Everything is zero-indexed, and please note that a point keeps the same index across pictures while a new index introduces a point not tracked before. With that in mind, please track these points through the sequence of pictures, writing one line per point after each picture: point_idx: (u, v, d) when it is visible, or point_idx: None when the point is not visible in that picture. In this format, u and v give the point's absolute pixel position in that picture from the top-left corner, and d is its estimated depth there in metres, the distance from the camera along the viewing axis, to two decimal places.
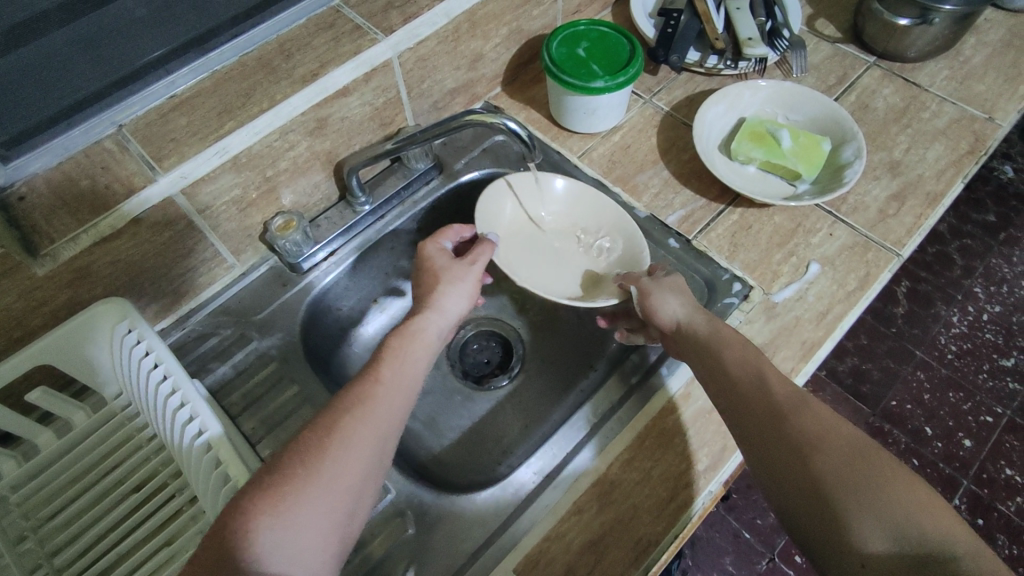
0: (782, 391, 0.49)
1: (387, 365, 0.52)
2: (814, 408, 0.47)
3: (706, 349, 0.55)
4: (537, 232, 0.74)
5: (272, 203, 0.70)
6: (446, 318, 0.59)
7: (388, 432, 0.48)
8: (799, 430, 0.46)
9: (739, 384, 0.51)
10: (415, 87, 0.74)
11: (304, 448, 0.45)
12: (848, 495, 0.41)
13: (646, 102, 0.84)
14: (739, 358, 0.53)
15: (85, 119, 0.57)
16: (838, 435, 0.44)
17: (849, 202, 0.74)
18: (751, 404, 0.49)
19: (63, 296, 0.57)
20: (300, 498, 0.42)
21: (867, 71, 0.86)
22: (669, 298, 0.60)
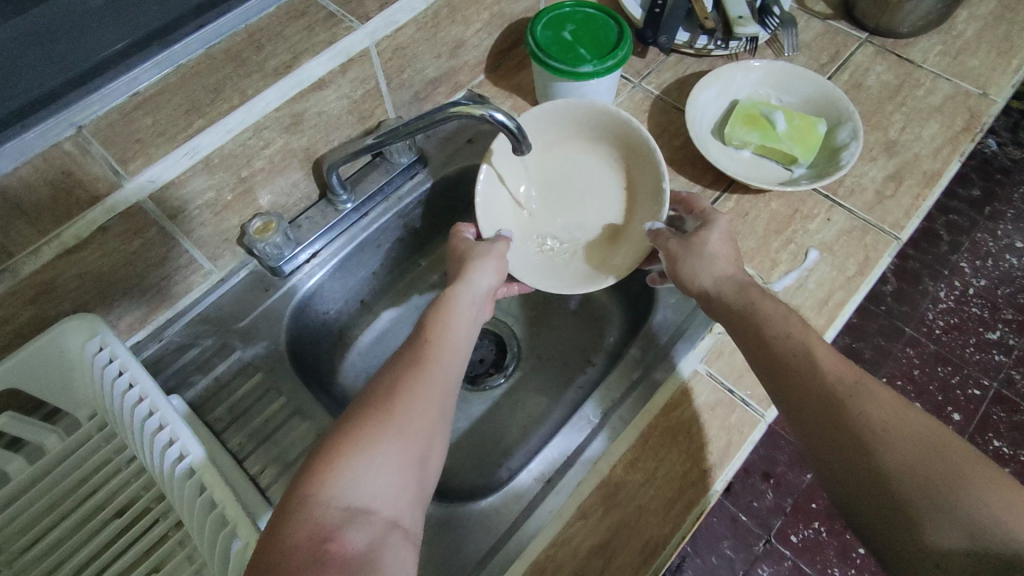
0: (834, 370, 0.48)
1: (437, 329, 0.52)
2: (874, 392, 0.46)
3: (749, 319, 0.54)
4: (543, 188, 0.73)
5: (248, 205, 0.66)
6: (479, 290, 0.58)
7: (451, 392, 0.47)
8: (861, 416, 0.45)
9: (786, 364, 0.50)
10: (395, 77, 0.70)
11: (365, 407, 0.43)
12: (920, 494, 0.41)
13: (635, 86, 0.81)
14: (782, 332, 0.52)
15: (41, 120, 0.51)
16: (907, 423, 0.44)
17: (846, 184, 0.72)
18: (800, 385, 0.49)
19: (27, 314, 0.53)
20: (371, 446, 0.40)
21: (860, 48, 0.83)
22: (702, 264, 0.60)
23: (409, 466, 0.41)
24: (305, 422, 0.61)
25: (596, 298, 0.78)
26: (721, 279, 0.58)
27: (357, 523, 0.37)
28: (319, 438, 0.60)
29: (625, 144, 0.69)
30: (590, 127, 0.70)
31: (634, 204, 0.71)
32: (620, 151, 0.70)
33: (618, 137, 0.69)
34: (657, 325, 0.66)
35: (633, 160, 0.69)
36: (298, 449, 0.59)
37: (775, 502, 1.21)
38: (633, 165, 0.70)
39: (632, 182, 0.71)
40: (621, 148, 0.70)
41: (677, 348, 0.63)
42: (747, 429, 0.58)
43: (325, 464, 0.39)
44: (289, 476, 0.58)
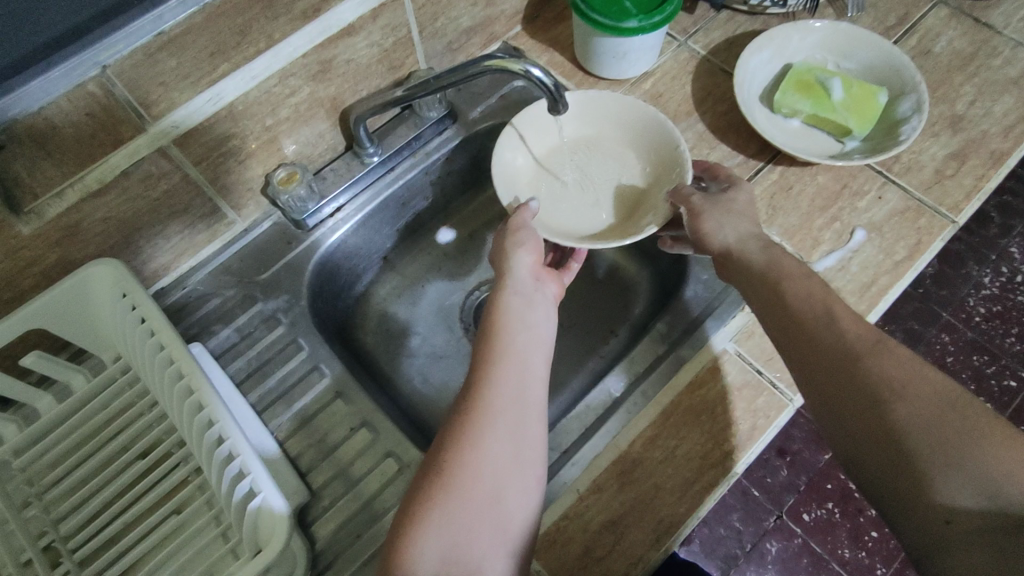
0: (856, 332, 0.46)
1: (491, 343, 0.50)
2: (893, 349, 0.44)
3: (763, 279, 0.53)
4: (554, 170, 0.67)
5: (273, 154, 0.65)
6: (522, 279, 0.54)
7: (508, 415, 0.45)
8: (877, 374, 0.43)
9: (801, 327, 0.48)
10: (428, 26, 0.67)
11: (436, 455, 0.43)
12: (935, 450, 0.40)
13: (681, 45, 0.76)
14: (802, 293, 0.50)
15: (65, 58, 0.47)
16: (926, 382, 0.42)
17: (902, 160, 0.67)
18: (817, 348, 0.47)
19: (53, 256, 0.53)
20: (435, 504, 0.41)
21: (932, 10, 0.77)
22: (726, 222, 0.57)
23: (475, 515, 0.41)
24: (323, 377, 0.61)
25: (624, 267, 0.75)
26: (744, 238, 0.56)
27: None
28: (337, 394, 0.60)
29: (636, 121, 0.66)
30: (605, 117, 0.68)
31: (652, 179, 0.65)
32: (633, 133, 0.67)
33: (634, 129, 0.66)
34: (688, 300, 0.63)
35: (650, 148, 0.66)
36: (317, 404, 0.60)
37: (790, 479, 1.09)
38: (648, 144, 0.66)
39: (650, 163, 0.66)
40: (637, 139, 0.67)
41: (706, 325, 0.60)
42: (773, 414, 0.57)
43: (396, 537, 0.40)
44: (307, 431, 0.58)
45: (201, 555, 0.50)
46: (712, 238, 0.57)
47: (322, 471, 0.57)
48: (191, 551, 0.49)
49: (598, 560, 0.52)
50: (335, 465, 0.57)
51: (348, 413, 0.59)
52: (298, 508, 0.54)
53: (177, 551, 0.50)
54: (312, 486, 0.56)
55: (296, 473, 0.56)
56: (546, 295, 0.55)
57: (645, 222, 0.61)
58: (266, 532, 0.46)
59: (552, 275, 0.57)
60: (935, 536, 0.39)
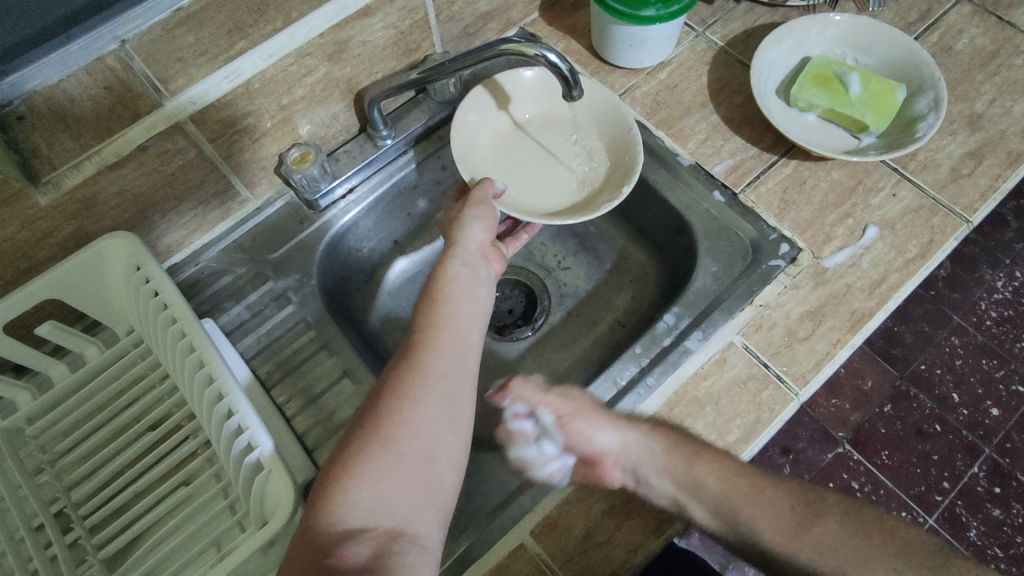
0: (737, 478, 0.53)
1: (435, 309, 0.50)
2: (816, 526, 0.49)
3: (654, 464, 0.54)
4: (515, 145, 0.68)
5: (288, 133, 0.65)
6: (470, 250, 0.55)
7: (446, 384, 0.45)
8: (795, 562, 0.49)
9: (744, 530, 0.52)
10: (445, 9, 0.67)
11: (372, 414, 0.43)
12: None
13: (698, 35, 0.75)
14: (714, 469, 0.53)
15: (84, 32, 0.47)
16: (819, 524, 0.49)
17: (918, 158, 0.67)
18: (723, 506, 0.52)
19: (69, 228, 0.54)
20: (367, 462, 0.41)
21: (955, 7, 0.76)
22: (603, 428, 0.55)
23: (404, 476, 0.41)
24: (332, 356, 0.61)
25: (634, 257, 0.75)
26: (627, 437, 0.55)
27: (356, 540, 0.37)
28: (345, 373, 0.61)
29: (592, 104, 0.67)
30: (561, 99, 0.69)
31: (607, 159, 0.67)
32: (591, 115, 0.68)
33: (604, 122, 0.67)
34: (695, 293, 0.63)
35: (613, 143, 0.66)
36: (323, 383, 0.60)
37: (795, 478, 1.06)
38: (606, 126, 0.67)
39: (609, 144, 0.67)
40: (601, 130, 0.68)
41: (713, 318, 0.60)
42: (778, 408, 0.57)
43: (324, 493, 0.40)
44: (314, 409, 0.59)
45: (208, 525, 0.50)
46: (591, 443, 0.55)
47: (328, 449, 0.57)
48: (198, 522, 0.50)
49: (599, 544, 0.53)
50: None
51: (354, 393, 0.60)
52: (304, 485, 0.54)
53: (184, 522, 0.51)
54: (319, 463, 0.57)
55: (303, 449, 0.56)
56: (490, 271, 0.56)
57: (603, 200, 0.63)
58: (274, 503, 0.47)
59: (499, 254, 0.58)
60: None
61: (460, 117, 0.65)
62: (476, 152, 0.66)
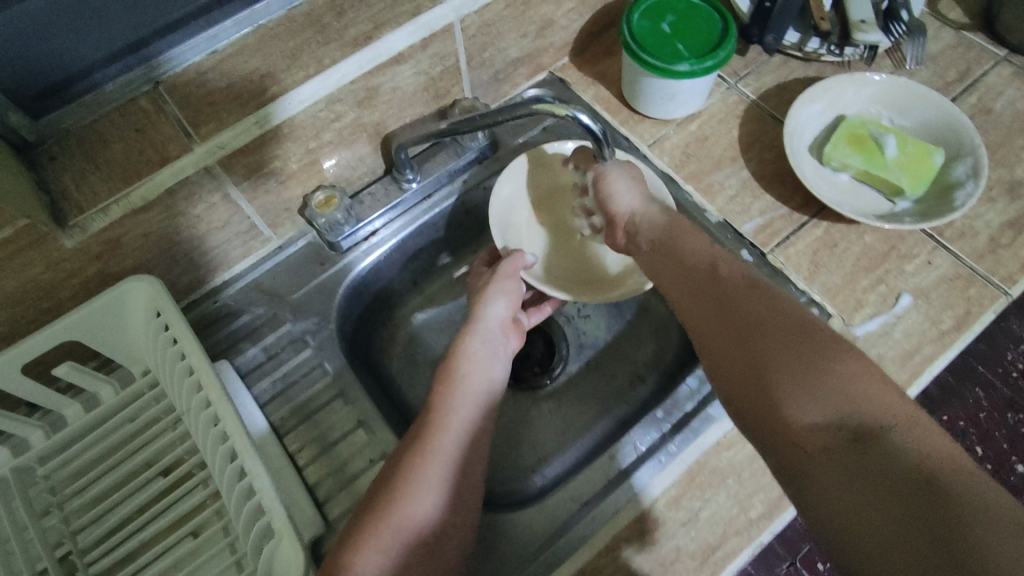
0: (698, 243, 0.48)
1: (450, 389, 0.52)
2: (759, 286, 0.43)
3: (654, 225, 0.51)
4: (551, 218, 0.70)
5: (313, 175, 0.65)
6: (489, 326, 0.57)
7: (456, 466, 0.48)
8: (737, 309, 0.42)
9: (682, 268, 0.47)
10: (476, 55, 0.67)
11: (385, 495, 0.45)
12: (771, 334, 0.40)
13: (730, 87, 0.74)
14: (694, 230, 0.50)
15: (121, 74, 0.50)
16: (784, 302, 0.42)
17: (955, 225, 0.65)
18: (684, 271, 0.47)
19: (93, 268, 0.54)
20: (378, 547, 0.42)
21: (995, 67, 0.74)
22: (625, 184, 0.55)
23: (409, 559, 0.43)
24: (347, 405, 0.60)
25: (656, 308, 0.74)
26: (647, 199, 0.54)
27: None
28: (360, 424, 0.59)
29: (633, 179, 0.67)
30: None
31: None
32: None
33: None
34: None
35: None
36: (339, 432, 0.59)
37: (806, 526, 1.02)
38: None
39: None
40: None
41: None
42: None
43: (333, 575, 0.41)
44: (327, 459, 0.58)
45: None
46: (613, 198, 0.55)
47: (339, 502, 0.56)
48: None
49: None
50: (353, 497, 0.56)
51: (368, 445, 0.58)
52: (313, 541, 0.53)
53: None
54: (328, 517, 0.55)
55: (313, 501, 0.55)
56: (506, 350, 0.58)
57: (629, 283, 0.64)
58: (281, 571, 0.45)
59: (517, 328, 0.61)
60: (790, 454, 0.37)
61: (498, 187, 0.66)
62: (511, 221, 0.67)
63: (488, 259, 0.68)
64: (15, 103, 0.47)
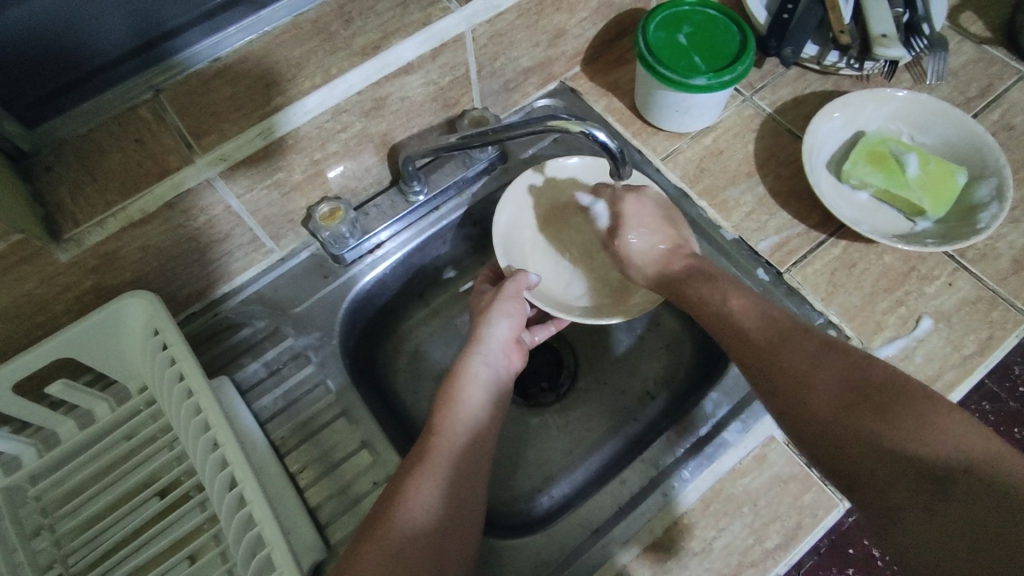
0: (745, 311, 0.51)
1: (449, 408, 0.51)
2: (800, 341, 0.47)
3: (693, 300, 0.55)
4: (559, 234, 0.68)
5: (318, 186, 0.63)
6: (492, 347, 0.56)
7: (458, 483, 0.47)
8: (787, 369, 0.45)
9: (732, 337, 0.50)
10: (487, 65, 0.65)
11: (379, 513, 0.44)
12: (839, 391, 0.43)
13: (746, 100, 0.72)
14: (739, 298, 0.52)
15: (120, 81, 0.48)
16: (842, 357, 0.45)
17: (978, 246, 0.63)
18: (741, 344, 0.49)
19: (89, 281, 0.52)
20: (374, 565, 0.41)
21: (1018, 83, 0.72)
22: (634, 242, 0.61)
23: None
24: (350, 424, 0.58)
25: (666, 325, 0.72)
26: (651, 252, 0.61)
27: None
28: (363, 444, 0.58)
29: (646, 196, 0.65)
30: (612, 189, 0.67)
31: None
32: None
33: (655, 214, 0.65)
34: (732, 378, 0.59)
35: None
36: (341, 451, 0.57)
37: None
38: None
39: None
40: None
41: (754, 408, 0.57)
42: (821, 513, 0.53)
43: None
44: (329, 480, 0.56)
45: None
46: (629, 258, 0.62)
47: (340, 525, 0.54)
48: None
49: None
50: (355, 521, 0.54)
51: (371, 466, 0.56)
52: (313, 567, 0.51)
53: None
54: (329, 541, 0.53)
55: (314, 525, 0.53)
56: (508, 371, 0.57)
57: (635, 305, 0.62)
58: None
59: (520, 347, 0.59)
60: (880, 508, 0.39)
61: (503, 202, 0.63)
62: (516, 237, 0.65)
63: (491, 276, 0.66)
64: (10, 112, 0.45)
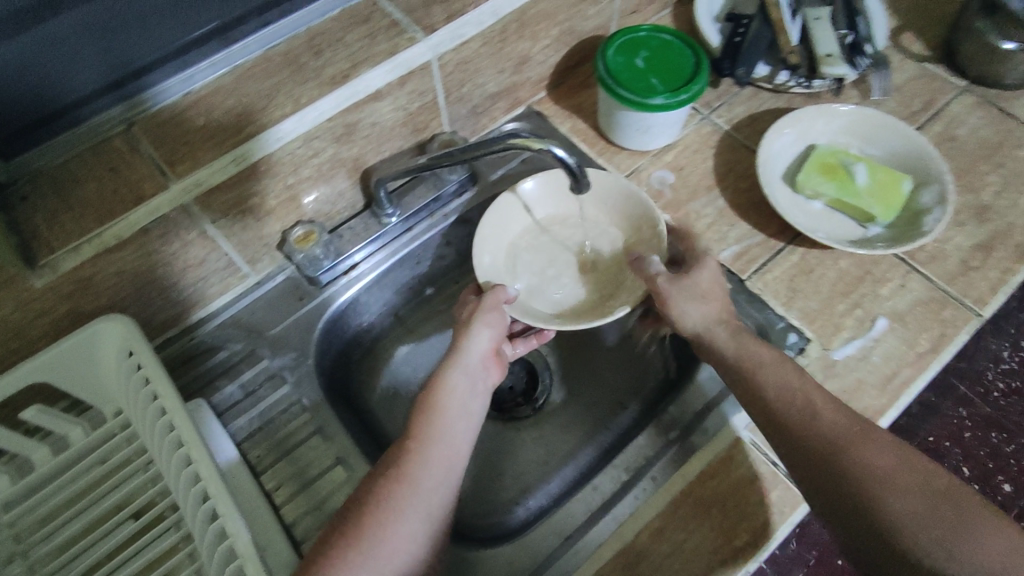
0: (805, 396, 0.52)
1: (430, 416, 0.51)
2: (875, 440, 0.49)
3: (743, 373, 0.54)
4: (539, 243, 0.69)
5: (292, 210, 0.65)
6: (472, 358, 0.55)
7: (434, 494, 0.47)
8: (865, 466, 0.47)
9: (792, 425, 0.51)
10: (454, 91, 0.68)
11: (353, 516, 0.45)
12: (904, 503, 0.46)
13: (704, 118, 0.76)
14: (794, 381, 0.53)
15: (94, 114, 0.52)
16: (906, 469, 0.47)
17: (927, 249, 0.66)
18: (804, 439, 0.50)
19: (63, 307, 0.53)
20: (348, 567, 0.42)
21: (958, 97, 0.76)
22: (688, 306, 0.57)
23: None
24: (326, 441, 0.59)
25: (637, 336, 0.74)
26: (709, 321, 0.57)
27: None
28: (339, 460, 0.58)
29: (620, 205, 0.68)
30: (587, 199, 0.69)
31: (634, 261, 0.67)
32: (617, 214, 0.68)
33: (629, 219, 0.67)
34: (699, 384, 0.61)
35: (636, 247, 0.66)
36: (317, 469, 0.58)
37: None
38: (631, 224, 0.67)
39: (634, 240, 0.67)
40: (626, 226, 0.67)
41: (721, 408, 0.59)
42: (788, 510, 0.54)
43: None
44: (306, 496, 0.57)
45: None
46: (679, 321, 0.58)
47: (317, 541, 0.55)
48: None
49: None
50: None
51: (347, 482, 0.57)
52: None
53: None
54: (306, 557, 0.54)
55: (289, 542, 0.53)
56: (486, 383, 0.56)
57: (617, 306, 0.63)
58: None
59: (497, 361, 0.58)
60: None
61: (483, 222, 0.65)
62: (496, 251, 0.66)
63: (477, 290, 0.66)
64: None
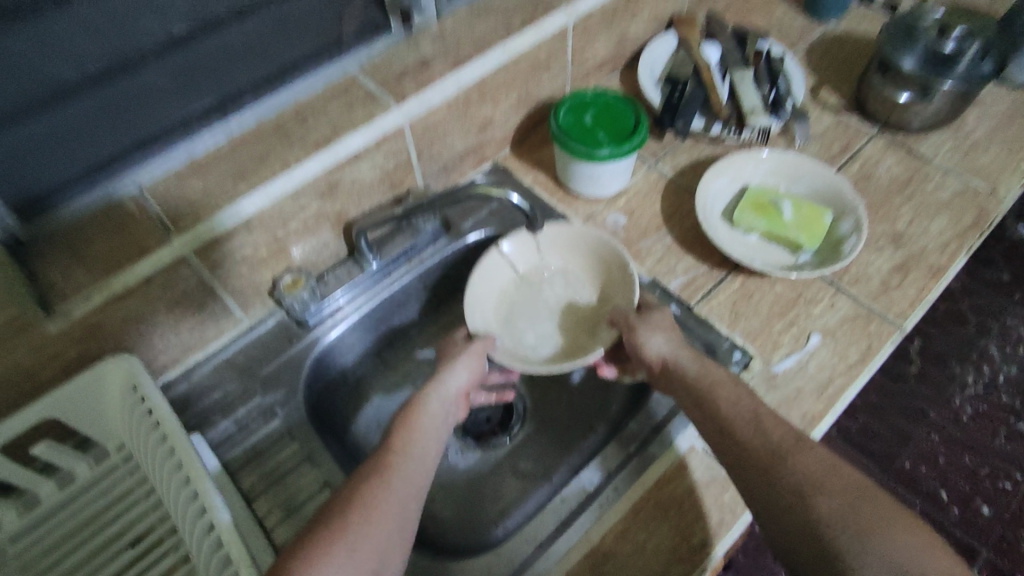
0: (747, 402, 0.56)
1: (408, 434, 0.56)
2: (811, 449, 0.52)
3: (696, 389, 0.58)
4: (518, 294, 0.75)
5: (282, 260, 0.72)
6: (451, 389, 0.62)
7: (406, 505, 0.52)
8: (797, 471, 0.50)
9: (735, 428, 0.55)
10: (425, 150, 0.76)
11: (329, 517, 0.49)
12: (833, 500, 0.48)
13: (650, 166, 0.85)
14: (738, 394, 0.57)
15: (107, 178, 0.57)
16: (839, 475, 0.50)
17: (852, 272, 0.74)
18: (747, 442, 0.53)
19: (72, 351, 0.59)
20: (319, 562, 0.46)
21: (871, 140, 0.87)
22: (654, 336, 0.62)
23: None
24: (314, 468, 0.64)
25: None
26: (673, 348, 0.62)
27: None
28: (326, 485, 0.63)
29: (590, 254, 0.75)
30: (560, 252, 0.76)
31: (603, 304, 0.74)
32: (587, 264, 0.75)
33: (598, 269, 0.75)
34: (653, 402, 0.66)
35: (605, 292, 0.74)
36: (305, 494, 0.62)
37: None
38: (600, 272, 0.75)
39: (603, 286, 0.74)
40: (597, 275, 0.75)
41: (675, 423, 0.64)
42: (739, 509, 0.59)
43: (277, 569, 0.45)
44: (296, 520, 0.61)
45: None
46: (644, 348, 0.62)
47: None
48: None
49: None
50: None
51: None
52: None
53: None
54: None
55: None
56: (456, 414, 0.62)
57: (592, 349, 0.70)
58: None
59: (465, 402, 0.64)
60: None
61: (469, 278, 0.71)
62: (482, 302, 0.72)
63: None
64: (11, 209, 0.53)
